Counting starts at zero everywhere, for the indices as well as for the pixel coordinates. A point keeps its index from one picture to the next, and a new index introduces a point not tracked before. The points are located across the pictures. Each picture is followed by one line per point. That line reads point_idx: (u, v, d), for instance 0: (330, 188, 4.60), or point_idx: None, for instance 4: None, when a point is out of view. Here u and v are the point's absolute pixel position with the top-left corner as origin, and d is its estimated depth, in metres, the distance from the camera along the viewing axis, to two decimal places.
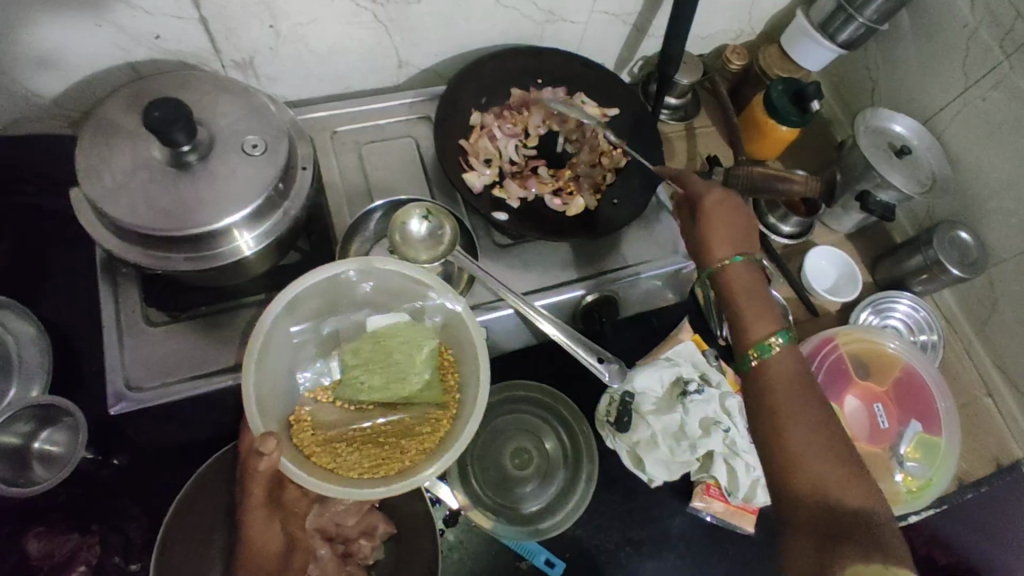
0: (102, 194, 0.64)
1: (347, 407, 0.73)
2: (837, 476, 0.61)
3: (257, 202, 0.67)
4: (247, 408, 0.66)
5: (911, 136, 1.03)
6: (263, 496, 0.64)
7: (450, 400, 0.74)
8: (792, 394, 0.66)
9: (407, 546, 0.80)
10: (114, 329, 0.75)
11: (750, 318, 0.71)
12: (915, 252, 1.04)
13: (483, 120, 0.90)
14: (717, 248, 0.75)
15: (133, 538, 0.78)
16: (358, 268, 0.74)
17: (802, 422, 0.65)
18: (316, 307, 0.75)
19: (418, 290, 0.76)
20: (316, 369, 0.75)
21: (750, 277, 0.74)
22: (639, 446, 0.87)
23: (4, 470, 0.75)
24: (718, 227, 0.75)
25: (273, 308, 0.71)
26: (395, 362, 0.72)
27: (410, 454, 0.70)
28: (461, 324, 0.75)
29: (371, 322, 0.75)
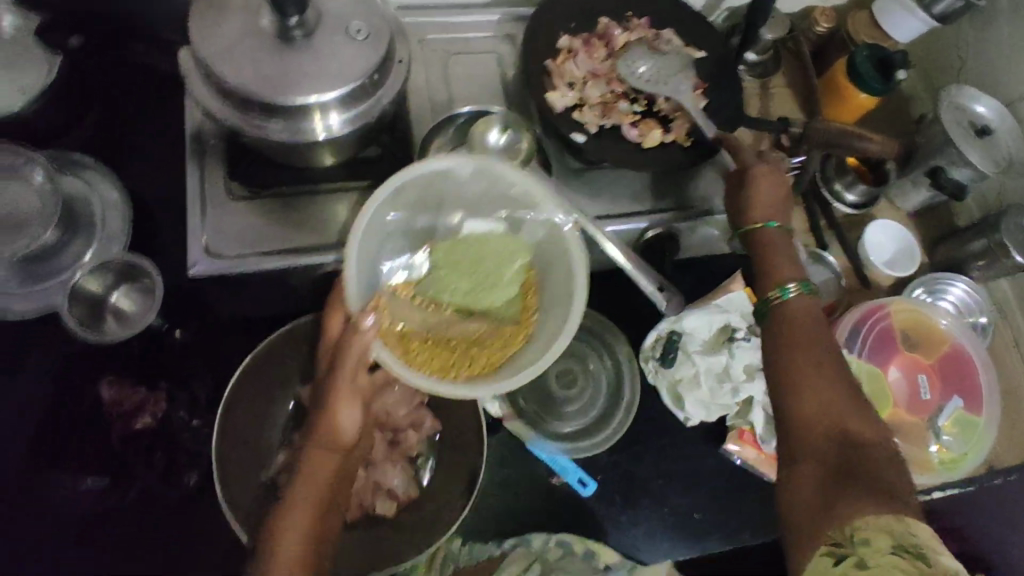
0: (211, 56, 0.66)
1: (424, 304, 0.69)
2: (853, 416, 0.64)
3: (354, 84, 0.68)
4: (347, 281, 0.64)
5: (993, 117, 1.01)
6: (350, 374, 0.64)
7: (527, 319, 0.72)
8: (819, 355, 0.69)
9: (450, 446, 0.83)
10: (199, 199, 0.79)
11: (781, 269, 0.75)
12: (979, 235, 1.04)
13: (571, 44, 0.90)
14: (757, 210, 0.79)
15: (198, 397, 0.81)
16: (475, 167, 0.69)
17: (827, 385, 0.66)
18: (417, 199, 0.71)
19: (525, 201, 0.71)
20: (400, 262, 0.71)
21: (782, 237, 0.79)
22: (680, 384, 0.89)
23: (84, 313, 0.80)
24: (763, 192, 0.80)
25: (379, 191, 0.67)
26: (491, 264, 0.71)
27: (478, 364, 0.68)
28: (562, 242, 0.70)
29: (468, 228, 0.72)
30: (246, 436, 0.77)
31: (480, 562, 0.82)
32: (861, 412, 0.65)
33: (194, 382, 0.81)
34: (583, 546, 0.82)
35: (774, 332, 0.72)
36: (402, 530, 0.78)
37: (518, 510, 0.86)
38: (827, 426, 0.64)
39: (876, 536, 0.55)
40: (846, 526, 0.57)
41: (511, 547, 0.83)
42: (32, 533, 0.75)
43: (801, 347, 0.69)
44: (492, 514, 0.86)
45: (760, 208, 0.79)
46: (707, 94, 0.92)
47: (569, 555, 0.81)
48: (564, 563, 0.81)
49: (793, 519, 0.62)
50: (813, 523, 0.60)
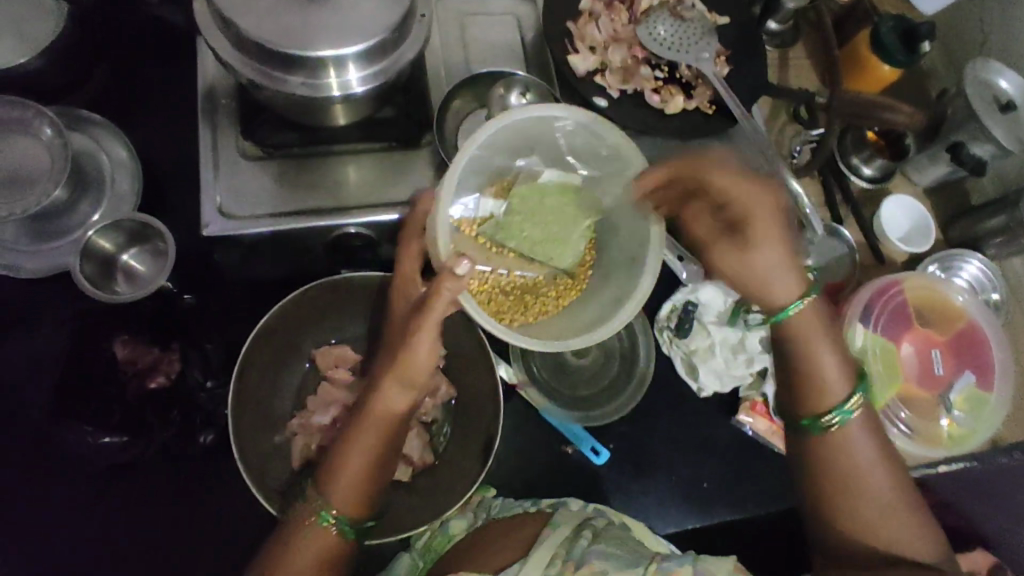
0: (231, 7, 0.65)
1: (487, 246, 0.69)
2: (895, 514, 0.64)
3: (375, 39, 0.66)
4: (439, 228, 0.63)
5: (1016, 92, 0.99)
6: (439, 318, 0.62)
7: (581, 274, 0.74)
8: (870, 467, 0.65)
9: (464, 412, 0.84)
10: (212, 157, 0.77)
11: (827, 376, 0.67)
12: (997, 213, 1.03)
13: (593, 7, 0.88)
14: (782, 291, 0.67)
15: (210, 358, 0.80)
16: (574, 118, 0.68)
17: (872, 495, 0.64)
18: (508, 138, 0.69)
19: (615, 160, 0.70)
20: (476, 200, 0.70)
21: (813, 320, 0.68)
22: (694, 355, 0.89)
23: (93, 270, 0.78)
24: (784, 260, 0.66)
25: (479, 131, 0.65)
26: (568, 216, 0.71)
27: (531, 314, 0.71)
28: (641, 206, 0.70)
29: (548, 176, 0.71)
30: (258, 400, 0.77)
31: (512, 513, 0.76)
32: (903, 509, 0.64)
33: (208, 343, 0.80)
34: (623, 520, 0.75)
35: (823, 455, 0.66)
36: (416, 492, 0.80)
37: (530, 477, 0.86)
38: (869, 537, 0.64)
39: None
40: None
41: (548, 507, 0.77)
42: (41, 505, 0.74)
43: (848, 466, 0.65)
44: (504, 482, 0.86)
45: (781, 283, 0.67)
46: (730, 61, 0.90)
47: (611, 524, 0.73)
48: (605, 531, 0.70)
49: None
50: None
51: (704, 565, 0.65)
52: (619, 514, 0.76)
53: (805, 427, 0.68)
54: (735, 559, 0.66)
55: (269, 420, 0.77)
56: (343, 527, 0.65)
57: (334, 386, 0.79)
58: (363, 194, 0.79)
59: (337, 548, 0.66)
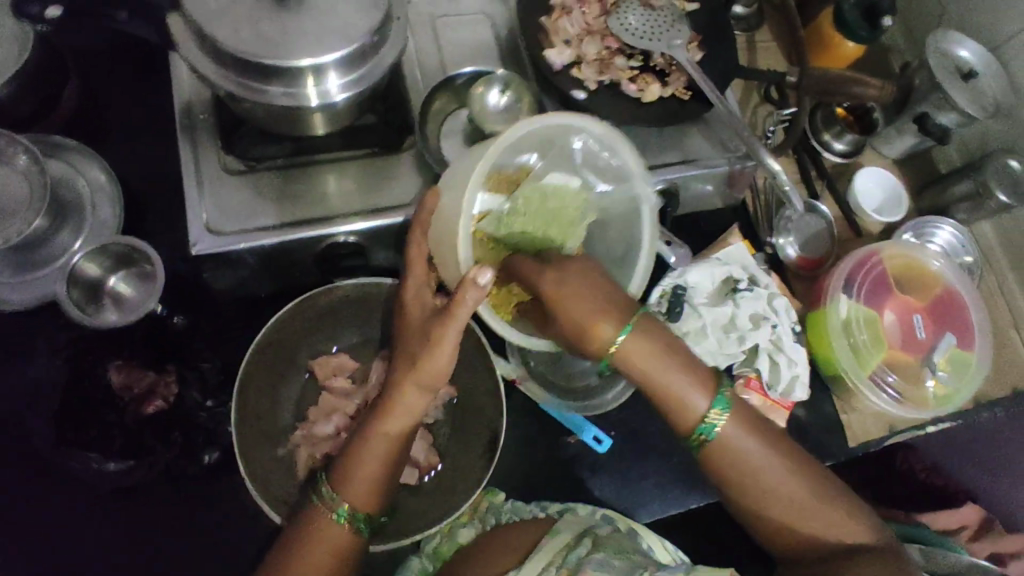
0: (205, 17, 0.63)
1: (485, 244, 0.72)
2: (803, 505, 0.69)
3: (354, 44, 0.66)
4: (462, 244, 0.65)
5: (977, 62, 1.04)
6: (459, 323, 0.64)
7: None
8: (769, 473, 0.69)
9: (465, 411, 0.84)
10: (195, 173, 0.76)
11: (679, 399, 0.70)
12: (962, 180, 1.07)
13: (564, 2, 0.89)
14: (594, 341, 0.69)
15: (207, 377, 0.79)
16: (586, 126, 0.70)
17: (789, 501, 0.69)
18: (516, 140, 0.71)
19: (622, 172, 0.73)
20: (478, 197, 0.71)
21: (644, 345, 0.70)
22: (687, 337, 0.90)
23: (80, 296, 0.77)
24: (578, 309, 0.68)
25: (504, 137, 0.67)
26: (573, 219, 0.71)
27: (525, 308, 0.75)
28: (636, 215, 0.74)
29: (552, 178, 0.72)
30: (260, 414, 0.76)
31: (521, 519, 0.78)
32: (804, 497, 0.69)
33: (204, 362, 0.79)
34: (630, 526, 0.77)
35: (718, 473, 0.70)
36: (422, 494, 0.80)
37: (535, 469, 0.87)
38: (799, 536, 0.69)
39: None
40: None
41: (556, 513, 0.79)
42: (41, 510, 0.74)
43: (744, 482, 0.70)
44: (509, 476, 0.87)
45: (598, 333, 0.68)
46: (701, 47, 0.92)
47: (615, 531, 0.75)
48: (607, 539, 0.72)
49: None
50: None
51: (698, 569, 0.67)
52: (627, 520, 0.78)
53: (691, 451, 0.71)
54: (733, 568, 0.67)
55: (271, 434, 0.76)
56: (358, 525, 0.67)
57: (333, 395, 0.80)
58: (350, 203, 0.79)
59: (348, 543, 0.67)
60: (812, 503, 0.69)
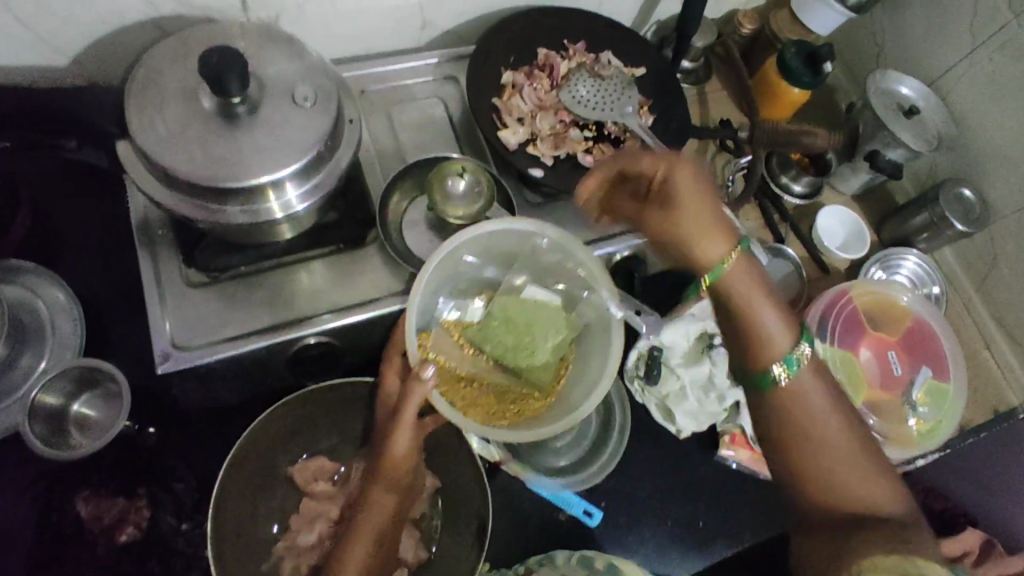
0: (154, 146, 0.63)
1: (463, 346, 0.75)
2: (858, 473, 0.66)
3: (308, 156, 0.66)
4: (407, 329, 0.69)
5: (918, 98, 1.07)
6: (411, 422, 0.68)
7: (555, 387, 0.76)
8: (831, 426, 0.68)
9: (452, 500, 0.83)
10: (155, 288, 0.75)
11: (768, 328, 0.71)
12: (920, 210, 1.09)
13: (515, 79, 0.90)
14: (710, 245, 0.73)
15: (182, 498, 0.77)
16: (553, 238, 0.77)
17: (841, 454, 0.67)
18: (494, 251, 0.79)
19: (588, 283, 0.78)
20: (457, 304, 0.78)
21: (746, 273, 0.73)
22: (668, 399, 0.92)
23: (43, 429, 0.74)
24: (697, 218, 0.73)
25: (464, 233, 0.75)
26: (541, 328, 0.74)
27: (505, 415, 0.73)
28: (606, 321, 0.76)
29: (529, 291, 0.77)
30: (240, 531, 0.74)
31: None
32: (862, 456, 0.67)
33: (178, 481, 0.77)
34: (608, 563, 0.79)
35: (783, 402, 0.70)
36: None
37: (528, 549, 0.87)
38: (832, 492, 0.66)
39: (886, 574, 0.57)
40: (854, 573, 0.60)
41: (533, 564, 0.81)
42: None
43: (798, 431, 0.68)
44: (503, 560, 0.86)
45: (707, 251, 0.74)
46: (653, 110, 0.93)
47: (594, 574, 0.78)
48: None
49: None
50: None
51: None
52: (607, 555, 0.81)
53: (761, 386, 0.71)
54: None
55: (254, 550, 0.74)
56: None
57: (315, 500, 0.78)
58: (320, 303, 0.78)
59: None
60: (865, 466, 0.67)
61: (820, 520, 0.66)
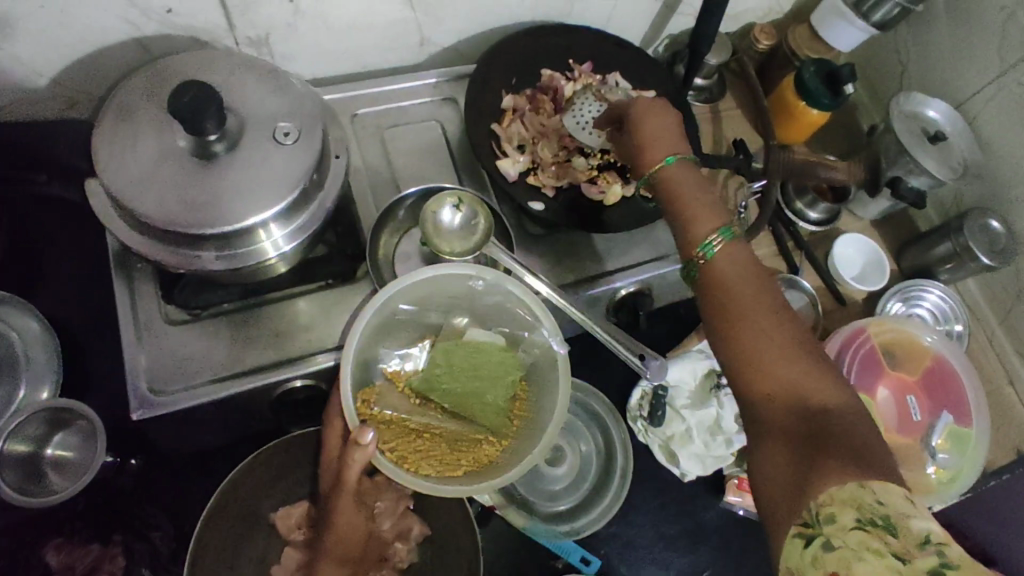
0: (126, 189, 0.59)
1: (411, 399, 0.69)
2: (810, 372, 0.52)
3: (290, 196, 0.61)
4: (343, 390, 0.63)
5: (944, 122, 1.02)
6: (353, 488, 0.63)
7: (512, 426, 0.70)
8: (773, 324, 0.55)
9: (441, 548, 0.79)
10: (132, 326, 0.71)
11: (693, 216, 0.62)
12: (942, 239, 1.03)
13: (516, 103, 0.85)
14: (651, 152, 0.67)
15: (158, 547, 0.75)
16: (485, 279, 0.70)
17: (801, 357, 0.53)
18: (430, 296, 0.72)
19: (530, 321, 0.71)
20: (405, 354, 0.72)
21: (686, 175, 0.65)
22: (672, 441, 0.87)
23: (18, 478, 0.71)
24: (645, 130, 0.68)
25: (396, 282, 0.68)
26: (489, 371, 0.68)
27: (460, 465, 0.66)
28: (552, 365, 0.70)
29: (472, 333, 0.71)
30: None
31: None
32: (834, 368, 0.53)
33: (155, 529, 0.75)
34: None
35: (713, 300, 0.58)
36: None
37: None
38: (772, 378, 0.53)
39: (843, 511, 0.44)
40: (811, 500, 0.47)
41: None
42: None
43: (729, 314, 0.56)
44: None
45: (649, 154, 0.67)
46: None
47: None
48: None
49: (771, 500, 0.50)
50: (783, 503, 0.49)
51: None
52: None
53: (687, 277, 0.62)
54: None
55: None
56: None
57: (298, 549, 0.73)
58: (306, 342, 0.74)
59: None
60: (807, 361, 0.53)
61: (784, 428, 0.51)
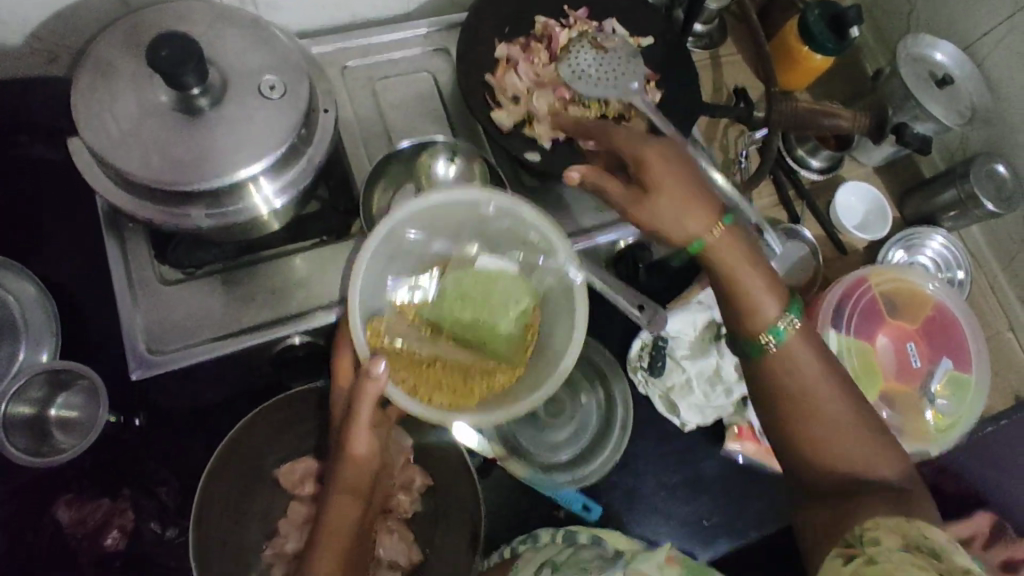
0: (109, 147, 0.58)
1: (420, 327, 0.68)
2: (851, 434, 0.63)
3: (279, 151, 0.60)
4: (351, 323, 0.62)
5: (953, 65, 0.98)
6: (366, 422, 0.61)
7: (525, 356, 0.68)
8: (822, 390, 0.64)
9: (444, 499, 0.80)
10: (127, 288, 0.71)
11: (755, 297, 0.66)
12: (948, 186, 1.01)
13: (509, 53, 0.83)
14: (686, 219, 0.65)
15: (166, 502, 0.76)
16: (496, 203, 0.68)
17: (843, 421, 0.64)
18: (438, 223, 0.69)
19: (544, 247, 0.69)
20: (411, 283, 0.69)
21: (728, 243, 0.66)
22: (672, 392, 0.88)
23: (25, 441, 0.72)
24: (671, 190, 0.65)
25: (402, 209, 0.65)
26: (497, 301, 0.66)
27: (474, 395, 0.66)
28: (568, 293, 0.67)
29: (481, 261, 0.69)
30: (225, 539, 0.72)
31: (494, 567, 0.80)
32: (869, 426, 0.64)
33: (161, 485, 0.76)
34: (592, 535, 0.78)
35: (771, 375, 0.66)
36: None
37: None
38: (821, 436, 0.64)
39: (888, 536, 0.54)
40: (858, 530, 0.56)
41: (515, 545, 0.81)
42: None
43: (785, 384, 0.65)
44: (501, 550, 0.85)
45: (685, 220, 0.65)
46: (660, 86, 0.85)
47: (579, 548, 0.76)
48: (565, 564, 0.73)
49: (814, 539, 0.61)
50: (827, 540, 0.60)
51: (633, 568, 0.68)
52: (590, 531, 0.79)
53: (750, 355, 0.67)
54: (668, 552, 0.71)
55: (240, 556, 0.73)
56: None
57: (303, 503, 0.75)
58: (302, 300, 0.74)
59: None
60: (851, 428, 0.63)
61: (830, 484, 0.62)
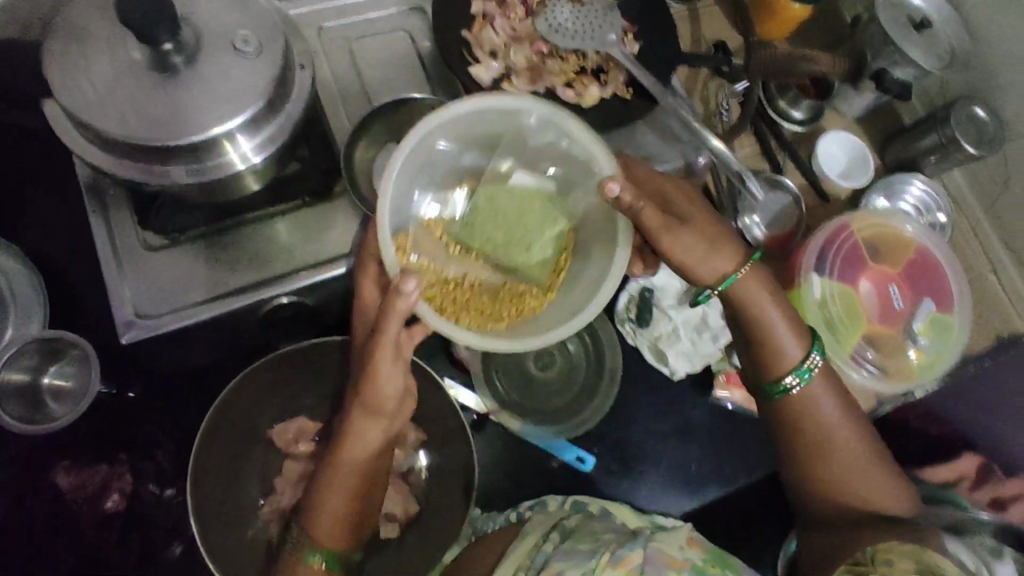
0: (85, 108, 0.58)
1: (449, 246, 0.65)
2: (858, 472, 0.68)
3: (255, 106, 0.60)
4: (382, 237, 0.57)
5: (930, 9, 0.99)
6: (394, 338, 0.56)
7: (557, 279, 0.66)
8: (834, 430, 0.69)
9: (438, 452, 0.82)
10: (112, 254, 0.71)
11: (780, 341, 0.69)
12: (929, 131, 1.02)
13: (484, 8, 0.83)
14: (720, 260, 0.67)
15: (164, 464, 0.78)
16: (542, 113, 0.62)
17: (852, 457, 0.68)
18: (472, 133, 0.65)
19: (585, 163, 0.64)
20: (436, 198, 0.67)
21: (757, 283, 0.68)
22: (660, 341, 0.88)
23: (19, 409, 0.74)
24: (706, 236, 0.66)
25: (436, 116, 0.60)
26: (531, 221, 0.63)
27: (505, 316, 0.64)
28: (607, 215, 0.64)
29: (516, 178, 0.64)
30: (222, 499, 0.73)
31: (496, 526, 0.80)
32: (878, 463, 0.68)
33: (157, 448, 0.78)
34: (600, 505, 0.78)
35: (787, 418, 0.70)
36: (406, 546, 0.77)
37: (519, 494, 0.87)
38: (831, 473, 0.68)
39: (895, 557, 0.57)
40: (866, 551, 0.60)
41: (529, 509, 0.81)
42: None
43: (798, 425, 0.69)
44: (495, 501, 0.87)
45: (714, 262, 0.66)
46: (638, 37, 0.85)
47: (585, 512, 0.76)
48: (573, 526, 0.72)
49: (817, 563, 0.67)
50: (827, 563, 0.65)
51: (656, 544, 0.63)
52: (597, 502, 0.79)
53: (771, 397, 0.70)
54: (688, 531, 0.67)
55: (239, 515, 0.74)
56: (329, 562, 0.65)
57: (297, 460, 0.78)
58: (288, 261, 0.74)
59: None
60: (860, 467, 0.68)
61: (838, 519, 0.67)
